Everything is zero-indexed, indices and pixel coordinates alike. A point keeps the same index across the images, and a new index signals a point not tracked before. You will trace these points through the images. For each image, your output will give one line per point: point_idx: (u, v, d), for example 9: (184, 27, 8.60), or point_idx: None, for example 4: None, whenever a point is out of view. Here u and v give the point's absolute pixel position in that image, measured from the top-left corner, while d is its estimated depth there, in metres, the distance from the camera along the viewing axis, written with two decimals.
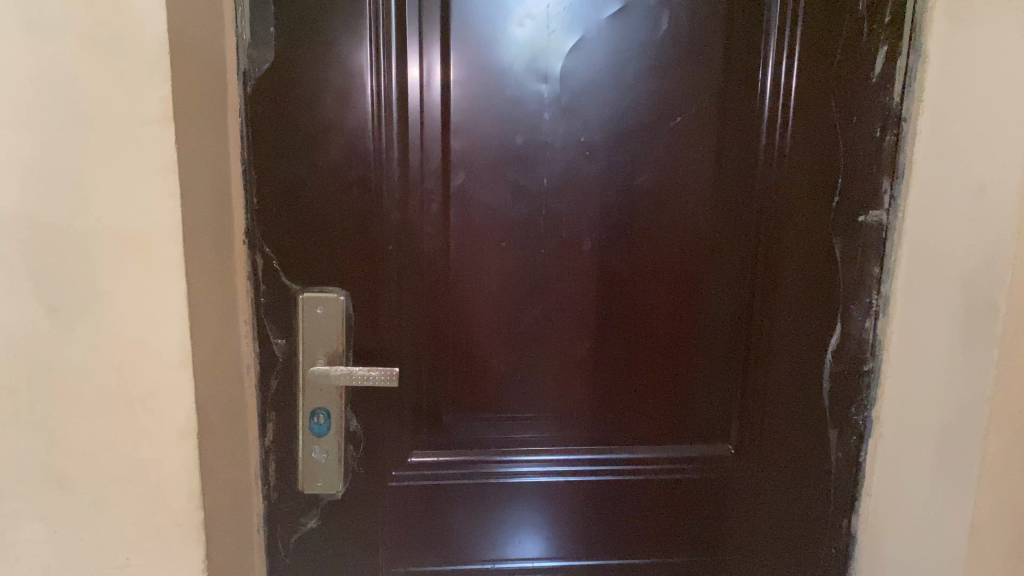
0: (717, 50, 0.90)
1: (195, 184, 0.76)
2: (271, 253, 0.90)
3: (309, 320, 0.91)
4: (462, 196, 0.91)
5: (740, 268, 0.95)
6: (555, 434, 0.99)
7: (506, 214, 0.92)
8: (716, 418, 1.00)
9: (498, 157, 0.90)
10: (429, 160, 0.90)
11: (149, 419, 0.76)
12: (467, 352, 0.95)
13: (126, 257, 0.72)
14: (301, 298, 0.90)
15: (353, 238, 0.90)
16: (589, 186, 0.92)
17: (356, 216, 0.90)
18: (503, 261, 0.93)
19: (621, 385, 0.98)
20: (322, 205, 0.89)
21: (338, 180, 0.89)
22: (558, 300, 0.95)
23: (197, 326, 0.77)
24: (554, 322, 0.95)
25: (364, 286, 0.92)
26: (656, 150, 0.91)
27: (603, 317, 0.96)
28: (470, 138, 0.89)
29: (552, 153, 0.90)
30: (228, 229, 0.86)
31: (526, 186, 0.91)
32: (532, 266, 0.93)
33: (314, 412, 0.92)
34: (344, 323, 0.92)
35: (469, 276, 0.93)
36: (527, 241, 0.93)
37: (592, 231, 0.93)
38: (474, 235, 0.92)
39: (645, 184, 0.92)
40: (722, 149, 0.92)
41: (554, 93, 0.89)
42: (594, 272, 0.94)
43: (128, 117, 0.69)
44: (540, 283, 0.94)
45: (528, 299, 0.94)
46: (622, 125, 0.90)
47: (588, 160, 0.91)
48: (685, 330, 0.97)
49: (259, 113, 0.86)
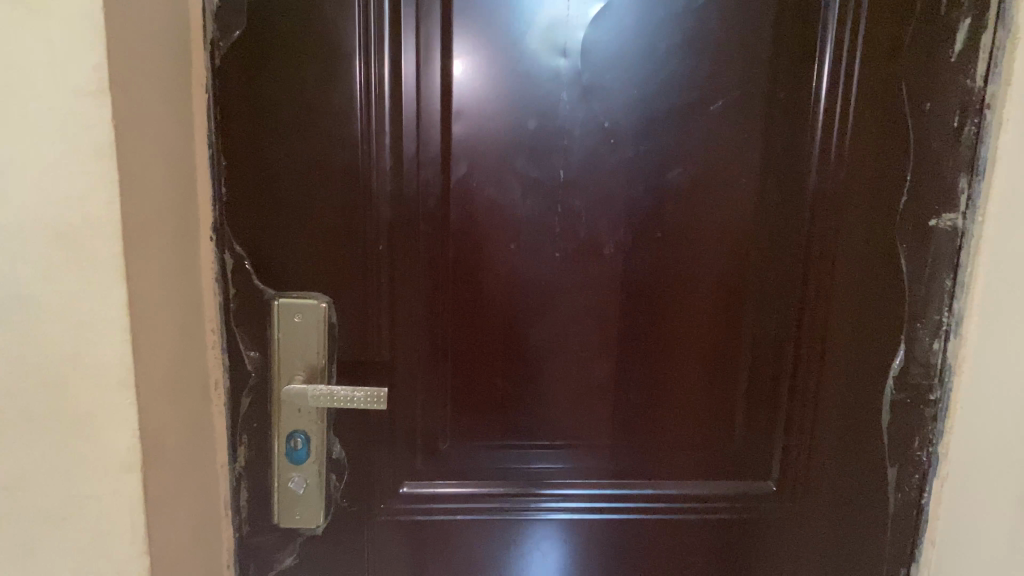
0: (766, 23, 0.76)
1: (145, 169, 0.64)
2: (243, 252, 0.78)
3: (285, 329, 0.79)
4: (465, 190, 0.78)
5: (788, 280, 0.82)
6: (568, 464, 0.86)
7: (515, 211, 0.79)
8: (756, 452, 0.86)
9: (508, 144, 0.77)
10: (427, 145, 0.77)
11: (86, 448, 0.64)
12: (468, 369, 0.83)
13: (57, 257, 0.60)
14: (277, 305, 0.79)
15: (339, 238, 0.78)
16: (613, 179, 0.78)
17: (342, 210, 0.77)
18: (511, 266, 0.80)
19: (646, 410, 0.85)
20: (302, 196, 0.77)
21: (321, 168, 0.76)
22: (574, 311, 0.82)
23: (147, 340, 0.65)
24: (570, 337, 0.83)
25: (351, 291, 0.79)
26: (693, 139, 0.78)
27: (627, 332, 0.83)
28: (475, 120, 0.76)
29: (570, 140, 0.77)
30: (191, 224, 0.74)
31: (539, 177, 0.78)
32: (545, 271, 0.80)
33: (292, 436, 0.80)
34: (326, 335, 0.80)
35: (471, 283, 0.80)
36: (540, 244, 0.80)
37: (616, 232, 0.80)
38: (477, 234, 0.79)
39: (678, 179, 0.79)
40: (770, 137, 0.79)
41: (575, 71, 0.76)
42: (617, 280, 0.81)
43: (57, 89, 0.57)
44: (554, 291, 0.81)
45: (540, 309, 0.82)
46: (653, 107, 0.77)
47: (613, 149, 0.78)
48: (723, 348, 0.84)
49: (230, 87, 0.74)
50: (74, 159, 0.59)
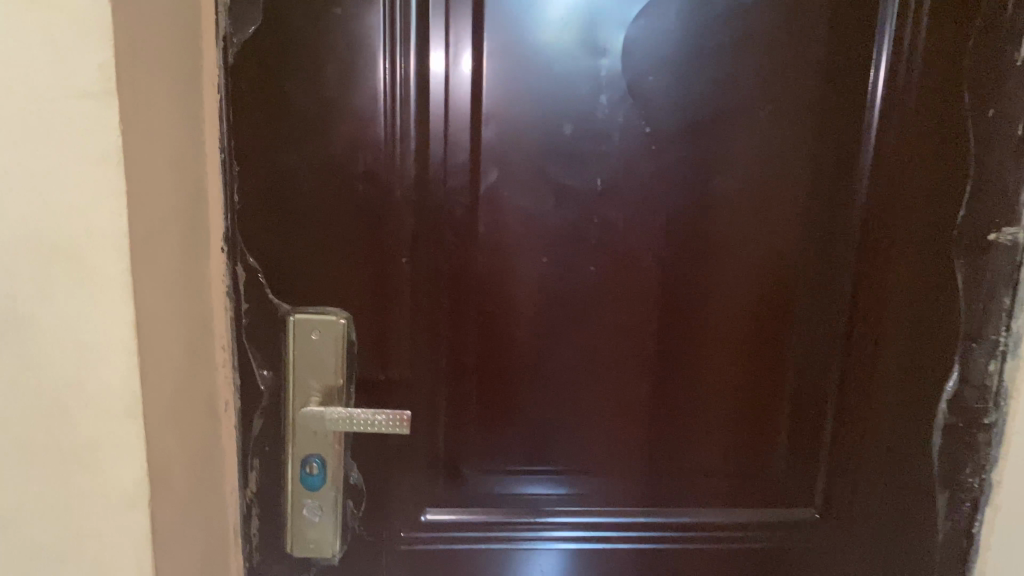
0: (819, 23, 0.71)
1: (154, 176, 0.59)
2: (256, 264, 0.72)
3: (301, 348, 0.74)
4: (494, 199, 0.73)
5: (835, 297, 0.77)
6: (599, 489, 0.81)
7: (548, 221, 0.73)
8: (798, 478, 0.82)
9: (542, 150, 0.72)
10: (455, 150, 0.71)
11: (89, 480, 0.58)
12: (495, 389, 0.78)
13: (58, 273, 0.55)
14: (292, 321, 0.73)
15: (359, 249, 0.73)
16: (652, 188, 0.73)
17: (363, 220, 0.72)
18: (543, 281, 0.75)
19: (683, 433, 0.80)
20: (320, 204, 0.71)
21: (341, 174, 0.71)
22: (609, 329, 0.77)
23: (155, 362, 0.60)
24: (603, 356, 0.77)
25: (371, 305, 0.74)
26: (738, 145, 0.73)
27: (664, 352, 0.78)
28: (507, 124, 0.71)
29: (608, 146, 0.72)
30: (200, 235, 0.68)
31: (574, 185, 0.73)
32: (578, 285, 0.75)
33: (306, 461, 0.75)
34: (344, 353, 0.75)
35: (500, 298, 0.75)
36: (574, 257, 0.75)
37: (654, 244, 0.75)
38: (507, 247, 0.74)
39: (722, 189, 0.74)
40: (819, 144, 0.74)
41: (614, 71, 0.71)
42: (655, 296, 0.76)
43: (60, 90, 0.52)
44: (587, 308, 0.76)
45: (572, 326, 0.76)
46: (697, 112, 0.72)
47: (653, 157, 0.72)
48: (765, 368, 0.79)
49: (243, 86, 0.69)
50: (77, 167, 0.53)
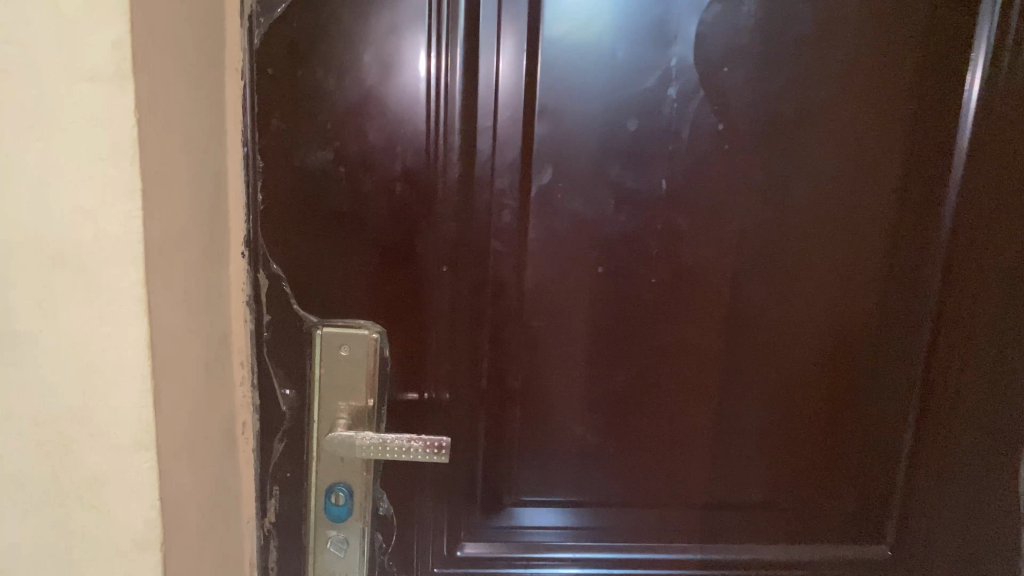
0: (914, 13, 0.64)
1: (174, 172, 0.51)
2: (281, 271, 0.65)
3: (328, 365, 0.67)
4: (547, 202, 0.66)
5: (917, 316, 0.70)
6: (651, 522, 0.74)
7: (605, 227, 0.66)
8: (868, 510, 0.75)
9: (602, 149, 0.65)
10: (505, 146, 0.64)
11: (94, 520, 0.51)
12: (541, 410, 0.71)
13: (62, 284, 0.47)
14: (320, 335, 0.66)
15: (396, 256, 0.65)
16: (722, 192, 0.66)
17: (401, 224, 0.65)
18: (598, 293, 0.68)
19: (746, 462, 0.73)
20: (353, 205, 0.64)
21: (378, 172, 0.63)
22: (668, 348, 0.70)
23: (172, 384, 0.52)
24: (661, 377, 0.70)
25: (407, 319, 0.67)
26: (819, 146, 0.66)
27: (729, 373, 0.70)
28: (563, 117, 0.64)
29: (674, 145, 0.65)
30: (221, 238, 0.61)
31: (636, 187, 0.66)
32: (636, 298, 0.68)
33: (331, 490, 0.68)
34: (375, 371, 0.67)
35: (550, 312, 0.68)
36: (632, 267, 0.67)
37: (722, 254, 0.67)
38: (560, 255, 0.67)
39: (800, 195, 0.67)
40: (906, 145, 0.67)
41: (685, 60, 0.63)
42: (719, 312, 0.69)
43: (67, 73, 0.45)
44: (645, 323, 0.69)
45: (628, 343, 0.69)
46: (777, 110, 0.65)
47: (726, 157, 0.65)
48: (838, 392, 0.72)
49: (270, 72, 0.61)
50: (87, 162, 0.46)
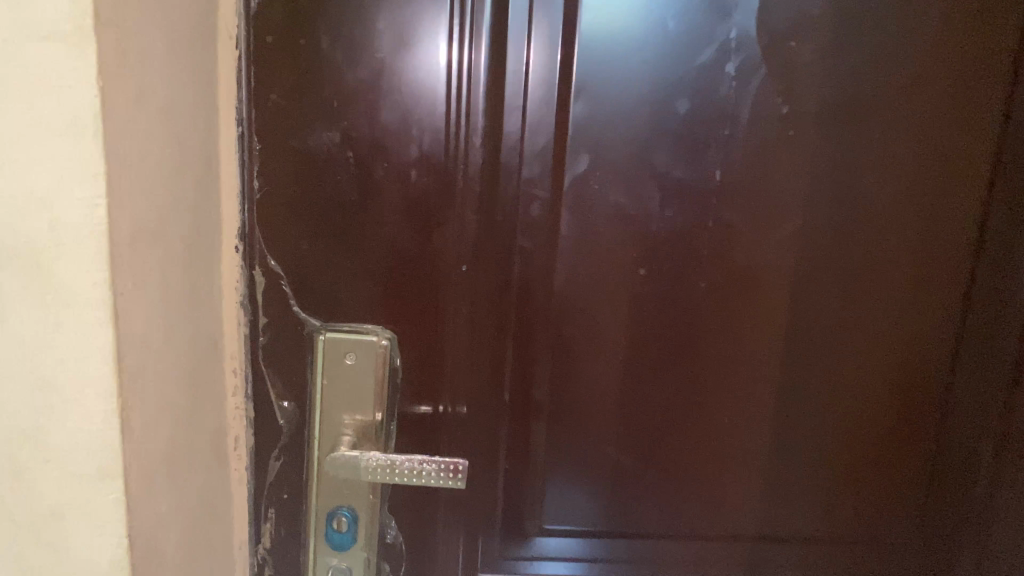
0: None
1: (151, 152, 0.44)
2: (279, 268, 0.57)
3: (331, 376, 0.59)
4: (583, 194, 0.58)
5: (996, 330, 0.62)
6: (690, 555, 0.66)
7: (648, 223, 0.59)
8: (938, 548, 0.66)
9: (648, 133, 0.57)
10: (535, 130, 0.57)
11: (53, 556, 0.44)
12: (571, 428, 0.63)
13: (14, 283, 0.40)
14: (323, 342, 0.58)
15: (410, 252, 0.57)
16: (781, 186, 0.58)
17: (416, 216, 0.57)
18: (638, 298, 0.60)
19: (798, 490, 0.65)
20: (361, 193, 0.56)
21: (390, 156, 0.56)
22: (714, 361, 0.62)
23: (147, 399, 0.45)
24: (706, 393, 0.62)
25: (422, 324, 0.59)
26: (894, 135, 0.58)
27: (782, 390, 0.63)
28: (604, 96, 0.56)
29: (730, 130, 0.57)
30: (211, 230, 0.53)
31: (685, 177, 0.58)
32: (680, 304, 0.60)
33: (333, 514, 0.60)
34: (384, 383, 0.59)
35: (583, 319, 0.61)
36: (678, 269, 0.60)
37: (778, 256, 0.60)
38: (596, 254, 0.59)
39: (872, 188, 0.59)
40: (994, 134, 0.58)
41: (746, 32, 0.55)
42: (773, 321, 0.61)
43: (18, 32, 0.37)
44: (690, 332, 0.61)
45: (670, 355, 0.61)
46: (848, 92, 0.57)
47: (790, 144, 0.58)
48: (904, 411, 0.64)
49: (270, 40, 0.54)
50: (42, 139, 0.39)
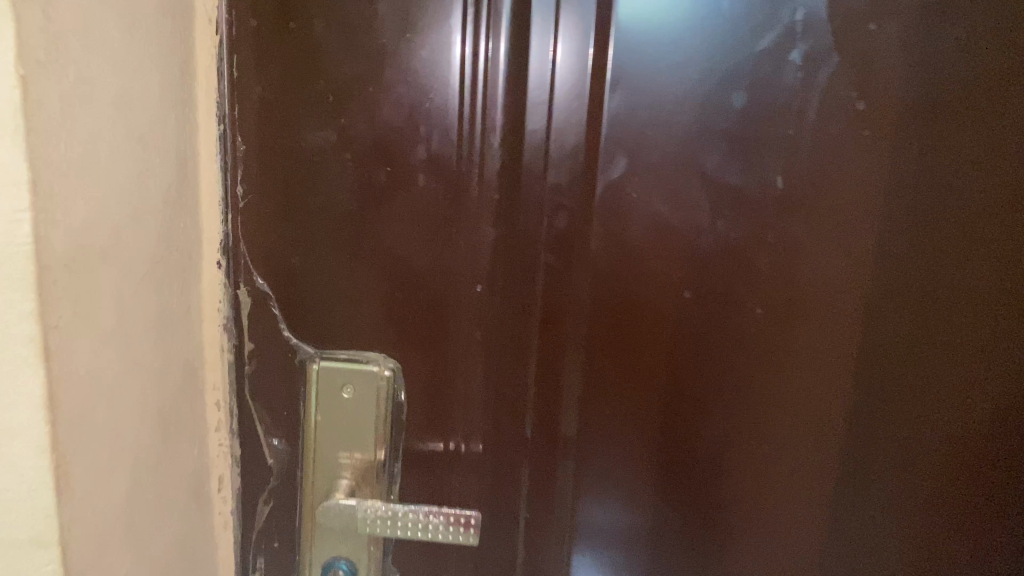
0: None
1: (96, 153, 0.36)
2: (267, 287, 0.50)
3: (325, 411, 0.51)
4: (619, 204, 0.50)
5: None
6: None
7: (696, 237, 0.50)
8: None
9: (696, 133, 0.49)
10: (563, 128, 0.48)
11: None
12: (603, 471, 0.55)
13: None
14: (315, 372, 0.51)
15: (418, 270, 0.50)
16: (851, 194, 0.50)
17: (424, 228, 0.49)
18: (681, 324, 0.52)
19: (872, 546, 0.56)
20: (361, 202, 0.49)
21: (394, 157, 0.48)
22: (771, 396, 0.53)
23: (95, 449, 0.37)
24: (761, 435, 0.54)
25: (432, 351, 0.52)
26: (989, 134, 0.49)
27: (852, 433, 0.54)
28: (646, 89, 0.48)
29: (794, 128, 0.48)
30: (184, 244, 0.46)
31: (740, 184, 0.49)
32: (732, 330, 0.52)
33: (329, 568, 0.53)
34: (386, 419, 0.52)
35: (618, 348, 0.52)
36: (729, 291, 0.51)
37: (849, 276, 0.51)
38: (634, 273, 0.51)
39: (962, 198, 0.50)
40: None
41: (814, 12, 0.47)
42: (843, 352, 0.52)
43: None
44: (744, 363, 0.52)
45: (719, 389, 0.53)
46: (933, 84, 0.48)
47: (863, 145, 0.49)
48: (1002, 457, 0.54)
49: (255, 24, 0.47)
50: None
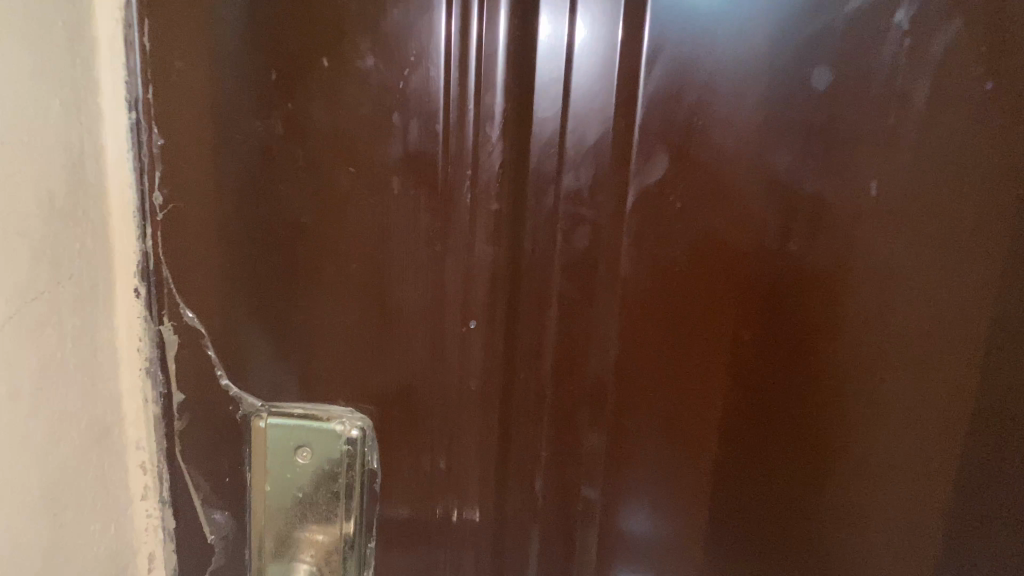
0: None
1: None
2: (199, 324, 0.39)
3: (274, 477, 0.40)
4: (659, 218, 0.38)
5: None
6: None
7: (761, 260, 0.38)
8: None
9: (763, 124, 0.36)
10: (583, 117, 0.36)
11: None
12: (631, 552, 0.43)
13: None
14: (262, 429, 0.40)
15: (393, 303, 0.38)
16: (970, 206, 0.37)
17: (400, 249, 0.38)
18: (739, 373, 0.40)
19: None
20: (317, 214, 0.37)
21: (360, 157, 0.36)
22: (855, 473, 0.40)
23: None
24: (839, 522, 0.41)
25: (412, 406, 0.40)
26: None
27: (956, 519, 0.41)
28: (697, 64, 0.36)
29: (895, 116, 0.36)
30: (80, 270, 0.35)
31: (819, 191, 0.37)
32: (802, 386, 0.39)
33: None
34: (352, 489, 0.40)
35: (656, 404, 0.40)
36: (805, 331, 0.39)
37: (962, 316, 0.38)
38: (678, 308, 0.39)
39: None
40: None
41: None
42: (951, 417, 0.40)
43: None
44: (817, 429, 0.40)
45: (784, 462, 0.40)
46: None
47: (990, 141, 0.36)
48: None
49: None
50: None
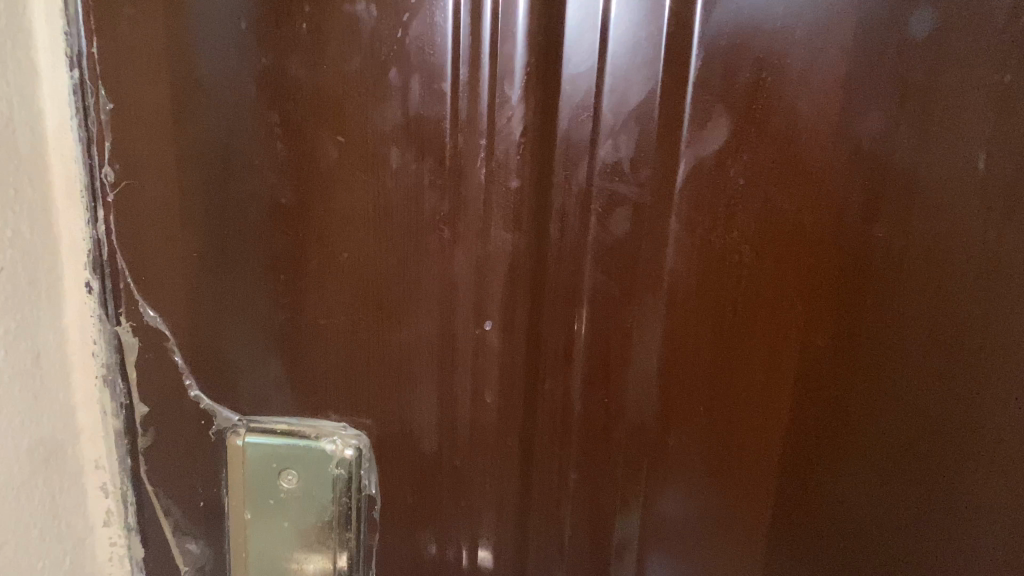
0: None
1: None
2: (164, 323, 0.33)
3: (254, 505, 0.34)
4: (716, 193, 0.31)
5: None
6: None
7: (841, 246, 0.31)
8: None
9: (849, 80, 0.29)
10: (625, 73, 0.30)
11: None
12: None
13: None
14: (239, 449, 0.34)
15: (394, 299, 0.32)
16: None
17: (401, 235, 0.31)
18: (809, 381, 0.33)
19: None
20: (301, 193, 0.31)
21: (351, 123, 0.30)
22: (948, 507, 0.34)
23: None
24: (926, 564, 0.34)
25: (417, 420, 0.34)
26: None
27: None
28: (769, 7, 0.29)
29: (1013, 74, 0.29)
30: (15, 260, 0.29)
31: (914, 164, 0.30)
32: (886, 402, 0.33)
33: None
34: (347, 520, 0.34)
35: (710, 415, 0.34)
36: (892, 334, 0.32)
37: None
38: (739, 303, 0.32)
39: None
40: None
41: None
42: None
43: None
44: (903, 453, 0.33)
45: (861, 491, 0.34)
46: None
47: None
48: None
49: None
50: None
